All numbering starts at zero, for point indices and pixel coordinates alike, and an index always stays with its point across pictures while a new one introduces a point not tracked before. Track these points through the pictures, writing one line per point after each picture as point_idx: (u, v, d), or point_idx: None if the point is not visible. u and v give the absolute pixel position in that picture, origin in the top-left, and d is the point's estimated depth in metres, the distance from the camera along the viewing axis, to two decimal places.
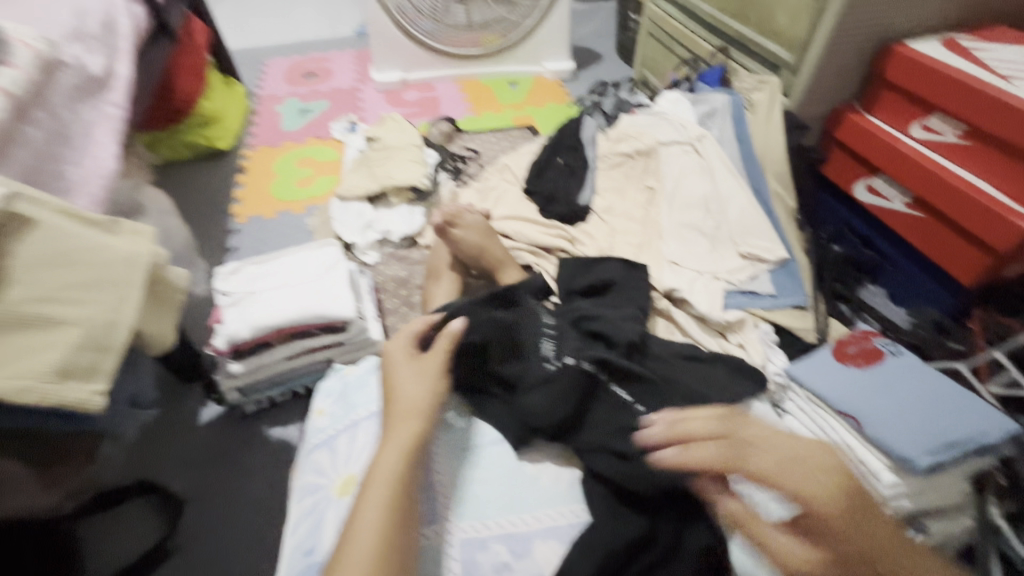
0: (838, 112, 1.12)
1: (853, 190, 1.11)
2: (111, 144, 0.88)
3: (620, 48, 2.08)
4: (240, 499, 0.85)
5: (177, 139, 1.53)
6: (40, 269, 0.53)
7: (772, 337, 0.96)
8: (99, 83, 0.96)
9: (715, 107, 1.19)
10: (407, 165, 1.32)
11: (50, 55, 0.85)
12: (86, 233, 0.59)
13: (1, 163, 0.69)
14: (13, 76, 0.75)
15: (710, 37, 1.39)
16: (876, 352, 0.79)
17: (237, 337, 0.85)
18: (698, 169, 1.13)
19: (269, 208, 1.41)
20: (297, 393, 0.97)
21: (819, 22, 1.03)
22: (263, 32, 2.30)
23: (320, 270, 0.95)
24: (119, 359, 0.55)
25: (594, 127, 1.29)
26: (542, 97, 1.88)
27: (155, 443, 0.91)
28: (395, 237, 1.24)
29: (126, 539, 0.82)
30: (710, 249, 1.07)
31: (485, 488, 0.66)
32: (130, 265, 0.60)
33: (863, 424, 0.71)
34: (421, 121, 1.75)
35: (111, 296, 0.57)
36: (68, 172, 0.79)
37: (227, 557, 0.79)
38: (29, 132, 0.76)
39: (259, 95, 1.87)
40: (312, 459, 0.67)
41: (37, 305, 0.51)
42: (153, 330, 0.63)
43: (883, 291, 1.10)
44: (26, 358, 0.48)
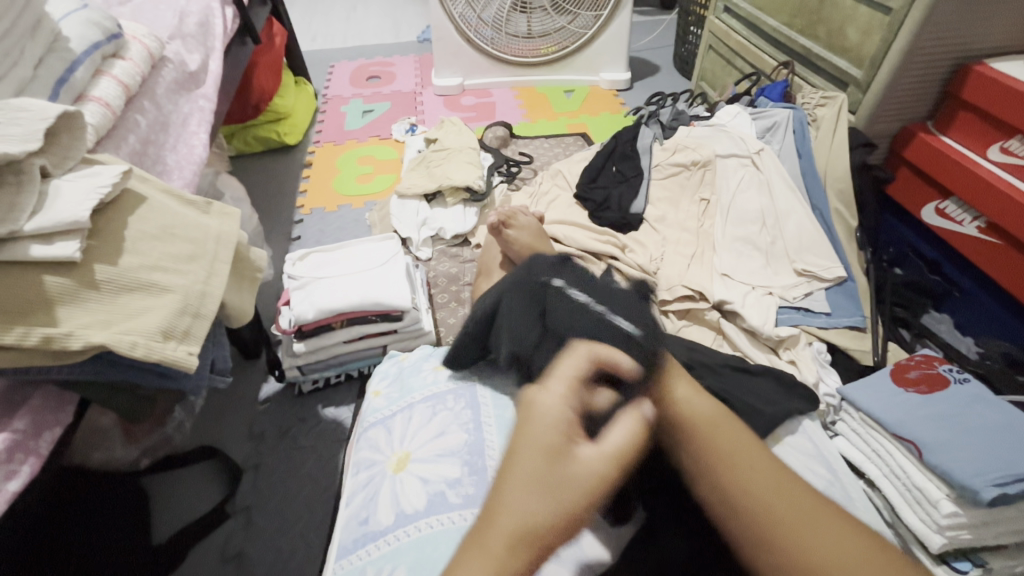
0: (910, 131, 1.08)
1: (921, 213, 1.07)
2: (202, 134, 0.96)
3: (678, 61, 2.08)
4: (294, 472, 0.90)
5: (251, 133, 1.63)
6: (149, 240, 0.59)
7: (826, 356, 0.94)
8: (195, 79, 1.04)
9: (778, 121, 1.18)
10: (464, 166, 1.37)
11: (157, 51, 0.94)
12: (185, 214, 0.66)
13: (114, 145, 0.77)
14: (128, 68, 0.83)
15: (774, 52, 1.37)
16: (939, 379, 0.77)
17: (303, 318, 0.90)
18: (756, 183, 1.12)
19: (332, 201, 1.49)
20: (352, 376, 1.02)
21: (894, 38, 1.01)
22: (332, 37, 2.42)
23: (380, 260, 1.00)
24: (209, 326, 0.60)
25: (650, 138, 1.30)
26: (597, 106, 1.90)
27: (219, 413, 0.97)
28: (449, 235, 1.28)
29: (188, 500, 0.85)
30: (764, 264, 1.05)
31: None
32: (218, 243, 0.67)
33: (922, 450, 0.68)
34: (478, 125, 1.80)
35: (204, 270, 0.63)
36: (166, 157, 0.87)
37: (280, 525, 0.83)
38: (137, 119, 0.84)
39: (326, 95, 1.97)
40: (368, 436, 0.71)
41: (146, 272, 0.57)
42: (236, 304, 0.69)
43: (949, 319, 1.04)
44: (137, 318, 0.54)
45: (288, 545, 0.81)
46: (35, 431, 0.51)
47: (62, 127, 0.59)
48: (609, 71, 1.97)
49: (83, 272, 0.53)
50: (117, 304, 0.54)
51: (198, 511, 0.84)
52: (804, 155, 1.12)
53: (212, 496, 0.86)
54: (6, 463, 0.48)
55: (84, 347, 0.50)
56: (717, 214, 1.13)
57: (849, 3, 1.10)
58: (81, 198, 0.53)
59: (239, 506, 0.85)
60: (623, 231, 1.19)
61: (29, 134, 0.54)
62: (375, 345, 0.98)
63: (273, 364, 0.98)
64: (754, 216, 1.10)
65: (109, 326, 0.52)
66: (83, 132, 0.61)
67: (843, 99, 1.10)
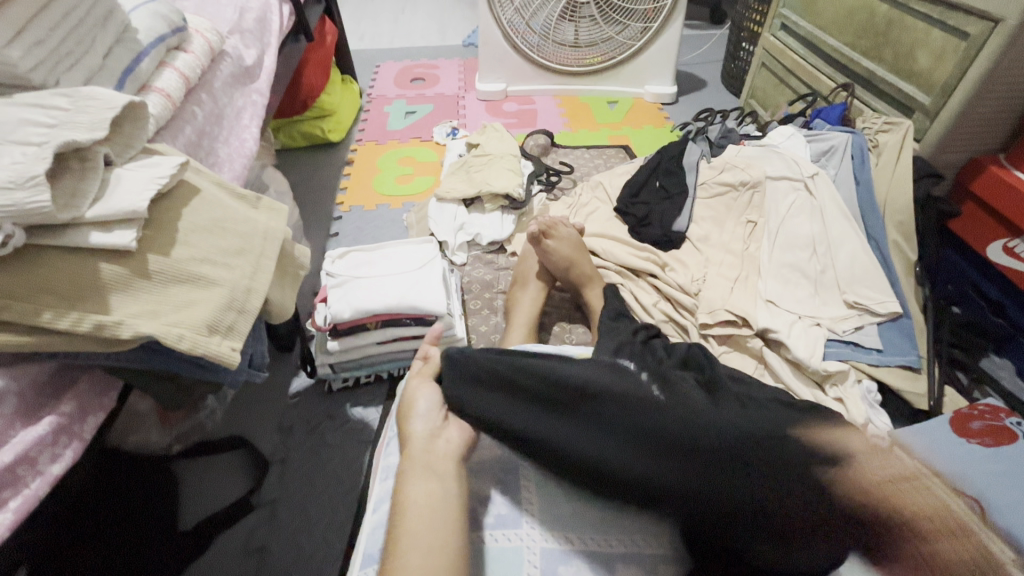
0: (978, 163, 1.02)
1: (987, 250, 1.00)
2: (254, 128, 0.98)
3: (726, 77, 2.04)
4: (319, 470, 0.90)
5: (296, 128, 1.66)
6: (200, 233, 0.60)
7: (876, 396, 0.89)
8: (250, 74, 1.06)
9: (835, 145, 1.14)
10: (504, 173, 1.36)
11: (217, 45, 0.96)
12: (236, 207, 0.66)
13: (171, 135, 0.78)
14: (190, 61, 0.85)
15: (834, 73, 1.32)
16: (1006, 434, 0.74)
17: (339, 317, 0.90)
18: (809, 209, 1.07)
19: (371, 200, 1.50)
20: (381, 377, 1.02)
21: (970, 65, 0.96)
22: (379, 38, 2.46)
23: (418, 264, 1.00)
24: (252, 322, 0.60)
25: (697, 155, 1.27)
26: (640, 118, 1.88)
27: (249, 404, 0.98)
28: (485, 241, 1.27)
29: (215, 488, 0.86)
30: (813, 292, 1.01)
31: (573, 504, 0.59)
32: (267, 239, 0.67)
33: (987, 509, 0.62)
34: (519, 132, 1.79)
35: (251, 264, 0.63)
36: (219, 149, 0.88)
37: (301, 523, 0.83)
38: (194, 111, 0.85)
39: (370, 95, 2.00)
40: (397, 442, 0.70)
41: (195, 265, 0.57)
42: (279, 300, 0.69)
43: (1010, 366, 0.96)
44: (185, 310, 0.54)
45: (308, 546, 0.81)
46: (80, 415, 0.52)
47: (127, 117, 0.61)
48: (655, 83, 1.95)
49: (136, 261, 0.53)
50: (166, 295, 0.54)
51: (224, 502, 0.85)
52: (862, 183, 1.07)
53: (239, 486, 0.86)
54: (52, 446, 0.48)
55: (133, 337, 0.50)
56: (765, 237, 1.08)
57: (922, 26, 1.05)
58: (140, 187, 0.54)
59: (263, 499, 0.85)
60: (664, 248, 1.15)
61: (96, 122, 0.55)
62: (407, 348, 0.97)
63: (305, 359, 0.98)
64: (804, 242, 1.05)
65: (157, 317, 0.52)
66: (146, 123, 0.62)
67: (909, 126, 1.05)
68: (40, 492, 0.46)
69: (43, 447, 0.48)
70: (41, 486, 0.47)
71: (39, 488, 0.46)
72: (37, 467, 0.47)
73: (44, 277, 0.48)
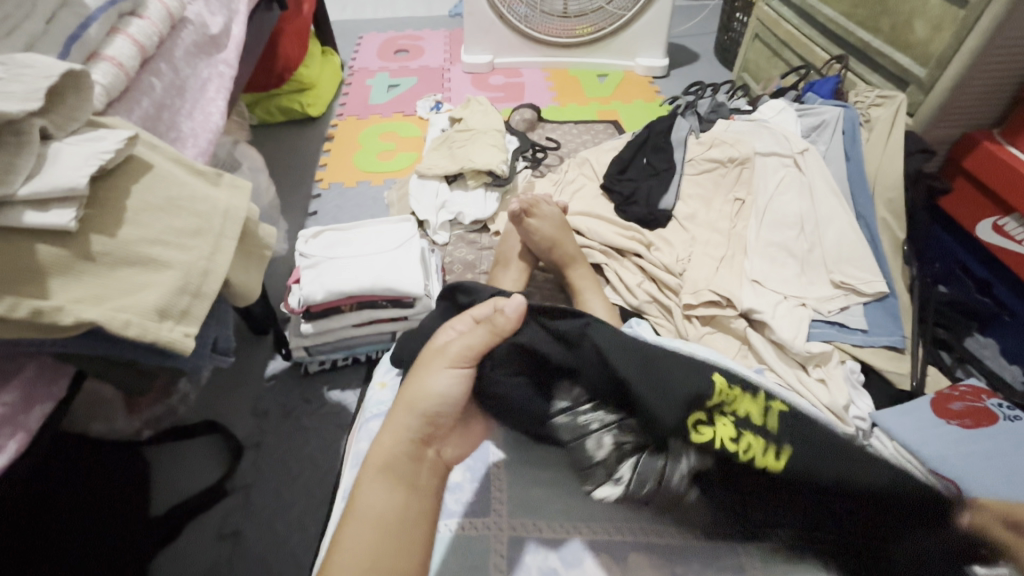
0: (971, 138, 0.99)
1: (977, 229, 0.98)
2: (220, 101, 0.93)
3: (720, 49, 1.98)
4: (295, 452, 0.88)
5: (274, 102, 1.60)
6: (153, 212, 0.57)
7: (859, 376, 0.88)
8: (216, 43, 1.01)
9: (826, 119, 1.11)
10: (487, 149, 1.32)
11: (177, 11, 0.90)
12: (192, 184, 0.63)
13: (126, 107, 0.73)
14: (146, 27, 0.79)
15: (828, 43, 1.28)
16: (987, 415, 0.72)
17: (311, 298, 0.87)
18: (797, 186, 1.05)
19: (351, 177, 1.45)
20: (359, 360, 1.00)
21: (968, 34, 0.92)
22: (361, 7, 2.37)
23: (395, 245, 0.96)
24: (210, 306, 0.57)
25: (686, 130, 1.23)
26: (630, 92, 1.82)
27: (224, 386, 0.96)
28: (467, 219, 1.24)
29: (187, 475, 0.85)
30: (799, 272, 0.99)
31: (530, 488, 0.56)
32: (227, 218, 0.64)
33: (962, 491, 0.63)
34: (505, 106, 1.74)
35: (208, 245, 0.60)
36: (181, 124, 0.84)
37: (276, 507, 0.82)
38: (153, 82, 0.80)
39: (352, 67, 1.93)
40: (368, 428, 0.68)
41: (146, 246, 0.54)
42: (242, 282, 0.66)
43: (996, 345, 0.97)
44: (134, 294, 0.51)
45: (284, 530, 0.80)
46: (24, 405, 0.49)
47: (69, 87, 0.57)
48: (646, 56, 1.89)
49: (79, 242, 0.50)
50: (113, 279, 0.51)
51: (195, 488, 0.83)
52: (853, 159, 1.05)
53: (212, 472, 0.85)
54: None
55: (75, 323, 0.47)
56: (752, 216, 1.06)
57: None
58: (81, 164, 0.51)
59: (238, 485, 0.84)
60: (650, 227, 1.12)
61: (30, 93, 0.51)
62: (384, 331, 0.95)
63: (280, 342, 0.95)
64: (792, 220, 1.02)
65: (103, 302, 0.49)
66: (90, 94, 0.58)
67: (902, 99, 1.02)
68: None
69: None
70: None
71: None
72: None
73: None
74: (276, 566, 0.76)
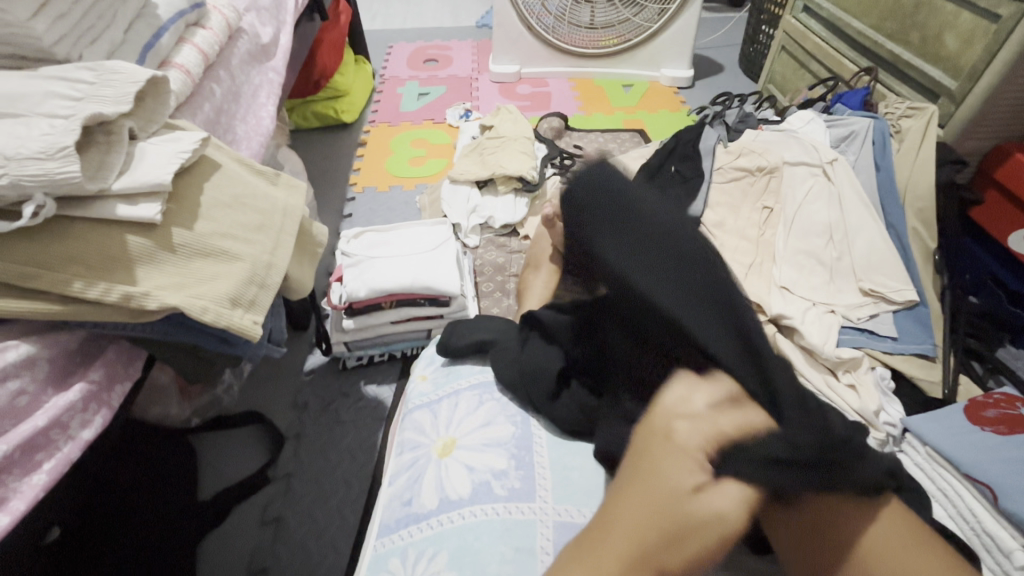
0: (1002, 150, 1.00)
1: (1009, 240, 0.98)
2: (270, 107, 0.98)
3: (744, 61, 2.00)
4: (333, 444, 0.92)
5: (310, 108, 1.66)
6: (224, 208, 0.61)
7: (889, 383, 0.89)
8: (267, 52, 1.06)
9: (856, 130, 1.13)
10: (517, 156, 1.35)
11: (234, 22, 0.95)
12: (255, 183, 0.67)
13: (191, 111, 0.78)
14: (208, 37, 0.85)
15: (856, 55, 1.30)
16: (1021, 421, 0.71)
17: (354, 295, 0.91)
18: (826, 195, 1.07)
19: (384, 181, 1.50)
20: (395, 356, 1.03)
21: (999, 47, 0.93)
22: (391, 18, 2.44)
23: (432, 246, 1.00)
24: (273, 297, 0.61)
25: (714, 139, 1.25)
26: (655, 102, 1.85)
27: (266, 378, 1.00)
28: (497, 223, 1.27)
29: (233, 461, 0.88)
30: (827, 279, 1.00)
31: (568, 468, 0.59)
32: (287, 215, 0.68)
33: (1000, 497, 0.63)
34: (532, 114, 1.78)
35: (270, 240, 0.64)
36: (237, 127, 0.88)
37: (317, 494, 0.85)
38: (213, 88, 0.85)
39: (383, 75, 1.99)
40: (412, 417, 0.70)
41: (219, 240, 0.58)
42: (298, 276, 0.70)
43: None
44: (209, 283, 0.55)
45: (324, 517, 0.83)
46: (108, 383, 0.53)
47: (149, 92, 0.61)
48: (671, 67, 1.91)
49: (161, 234, 0.54)
50: (190, 268, 0.55)
51: (241, 474, 0.87)
52: (883, 170, 1.06)
53: (256, 460, 0.89)
54: (82, 412, 0.50)
55: (159, 308, 0.51)
56: (781, 224, 1.08)
57: (951, 8, 1.02)
58: (165, 161, 0.55)
59: (279, 473, 0.87)
60: None
61: (121, 96, 0.55)
62: (420, 328, 0.98)
63: (321, 337, 0.99)
64: (821, 228, 1.04)
65: (182, 289, 0.53)
66: (168, 98, 0.63)
67: (933, 111, 1.03)
68: (73, 455, 0.48)
69: (74, 413, 0.49)
70: (73, 450, 0.48)
71: (71, 452, 0.48)
72: (69, 432, 0.48)
73: (74, 249, 0.49)
74: (318, 551, 0.79)
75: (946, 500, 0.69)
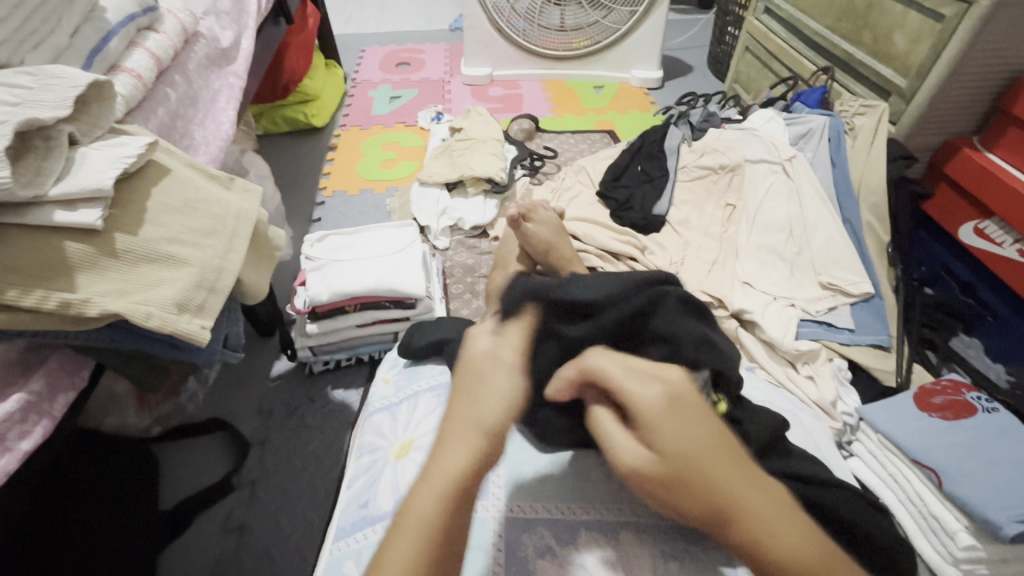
0: (951, 146, 1.04)
1: (959, 232, 1.03)
2: (230, 111, 0.97)
3: (712, 62, 2.04)
4: (299, 450, 0.91)
5: (279, 113, 1.64)
6: (171, 213, 0.60)
7: (846, 373, 0.91)
8: (227, 56, 1.05)
9: (813, 128, 1.16)
10: (487, 157, 1.36)
11: (191, 26, 0.94)
12: (206, 187, 0.67)
13: (143, 116, 0.77)
14: (161, 41, 0.84)
15: (814, 55, 1.33)
16: (966, 407, 0.74)
17: (317, 299, 0.91)
18: (786, 191, 1.09)
19: (354, 185, 1.49)
20: (362, 360, 1.03)
21: (944, 46, 0.96)
22: (364, 22, 2.43)
23: (397, 248, 1.00)
24: (223, 301, 0.60)
25: (679, 138, 1.27)
26: (625, 103, 1.87)
27: (231, 384, 0.99)
28: (467, 225, 1.27)
29: (196, 470, 0.87)
30: (788, 274, 1.02)
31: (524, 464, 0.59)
32: (239, 219, 0.67)
33: (943, 480, 0.65)
34: (504, 117, 1.79)
35: (221, 245, 0.63)
36: (194, 132, 0.87)
37: (282, 501, 0.84)
38: (167, 92, 0.84)
39: (355, 79, 1.98)
40: (372, 421, 0.70)
41: (165, 245, 0.57)
42: (252, 281, 0.69)
43: (979, 344, 0.99)
44: (154, 289, 0.54)
45: (289, 524, 0.82)
46: (50, 393, 0.52)
47: (93, 96, 0.60)
48: (641, 68, 1.94)
49: (103, 239, 0.53)
50: (134, 274, 0.54)
51: (204, 483, 0.86)
52: (839, 165, 1.09)
53: (220, 468, 0.88)
54: (21, 423, 0.49)
55: (100, 314, 0.50)
56: (743, 221, 1.10)
57: (899, 8, 1.06)
58: (106, 166, 0.54)
59: (244, 480, 0.87)
60: (645, 232, 1.15)
61: (60, 101, 0.54)
62: (387, 331, 0.98)
63: (285, 343, 0.98)
64: (781, 225, 1.06)
65: (126, 295, 0.52)
66: (113, 102, 0.62)
67: (884, 108, 1.06)
68: (10, 467, 0.47)
69: (12, 424, 0.48)
70: (10, 461, 0.47)
71: (9, 464, 0.47)
72: (6, 444, 0.47)
73: (9, 257, 0.48)
74: (281, 557, 0.78)
75: (899, 486, 0.72)
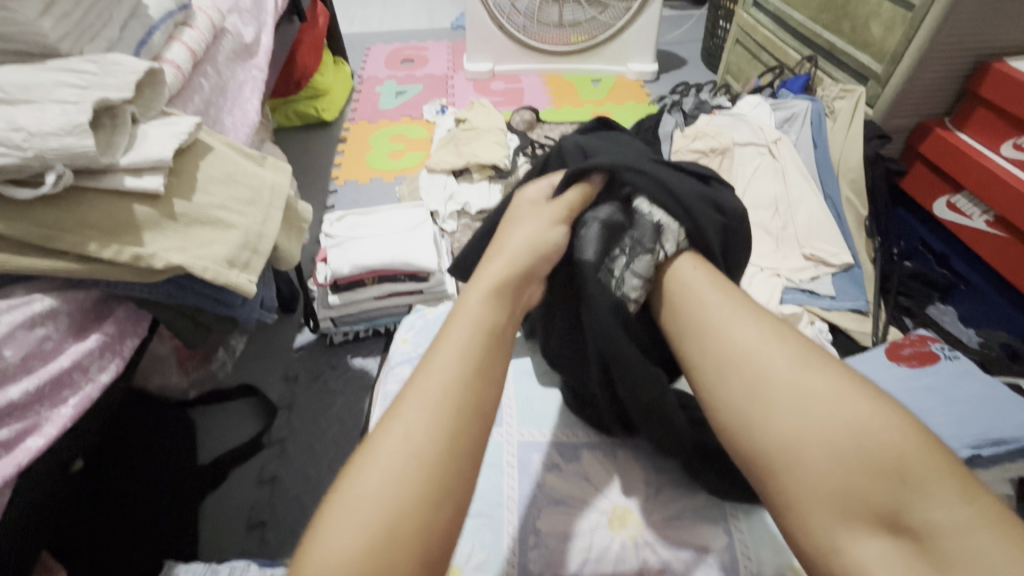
0: (925, 127, 1.12)
1: (933, 207, 1.11)
2: (255, 100, 1.05)
3: (705, 55, 2.12)
4: (323, 411, 0.99)
5: (291, 107, 1.72)
6: (217, 184, 0.68)
7: (826, 334, 1.00)
8: (249, 51, 1.13)
9: (796, 112, 1.24)
10: (490, 145, 1.44)
11: (218, 22, 1.02)
12: (244, 163, 0.74)
13: (182, 103, 0.85)
14: (196, 36, 0.92)
15: (799, 45, 1.41)
16: (931, 356, 0.82)
17: (339, 272, 0.99)
18: (772, 171, 1.17)
19: (366, 174, 1.57)
20: (378, 332, 1.11)
21: (915, 33, 1.04)
22: (369, 22, 2.51)
23: (411, 226, 1.08)
24: (265, 261, 0.68)
25: (672, 125, 1.35)
26: (622, 95, 1.95)
27: (259, 353, 1.07)
28: (473, 209, 1.35)
29: (229, 429, 0.95)
30: (775, 247, 1.10)
31: (532, 401, 0.68)
32: (275, 192, 0.75)
33: None
34: (506, 110, 1.86)
35: (259, 214, 0.71)
36: (225, 119, 0.95)
37: (310, 455, 0.92)
38: (201, 82, 0.92)
39: (361, 76, 2.06)
40: (394, 371, 0.78)
41: (214, 210, 0.65)
42: (286, 247, 0.77)
43: (955, 312, 1.06)
44: (207, 247, 0.62)
45: (317, 473, 0.90)
46: (120, 337, 0.60)
47: (146, 82, 0.68)
48: (636, 61, 2.01)
49: (164, 204, 0.61)
50: (191, 234, 0.62)
51: (237, 440, 0.94)
52: (820, 146, 1.18)
53: (250, 427, 0.95)
54: (100, 359, 0.57)
55: (165, 267, 0.58)
56: None
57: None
58: (165, 141, 0.62)
59: (274, 438, 0.94)
60: None
61: (123, 85, 0.62)
62: (401, 303, 1.06)
63: (309, 314, 1.06)
64: (767, 202, 1.15)
65: (186, 251, 0.60)
66: (163, 88, 0.70)
67: (861, 92, 1.14)
68: (94, 394, 0.55)
69: (93, 359, 0.56)
70: (93, 390, 0.55)
71: (92, 391, 0.55)
72: (89, 375, 0.56)
73: (88, 217, 0.56)
74: (310, 504, 0.86)
75: None
